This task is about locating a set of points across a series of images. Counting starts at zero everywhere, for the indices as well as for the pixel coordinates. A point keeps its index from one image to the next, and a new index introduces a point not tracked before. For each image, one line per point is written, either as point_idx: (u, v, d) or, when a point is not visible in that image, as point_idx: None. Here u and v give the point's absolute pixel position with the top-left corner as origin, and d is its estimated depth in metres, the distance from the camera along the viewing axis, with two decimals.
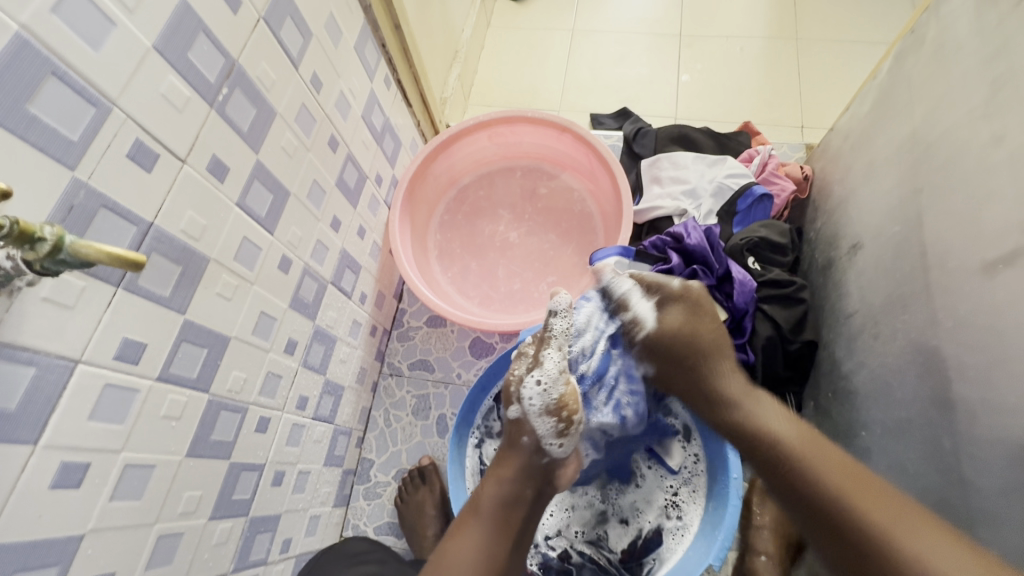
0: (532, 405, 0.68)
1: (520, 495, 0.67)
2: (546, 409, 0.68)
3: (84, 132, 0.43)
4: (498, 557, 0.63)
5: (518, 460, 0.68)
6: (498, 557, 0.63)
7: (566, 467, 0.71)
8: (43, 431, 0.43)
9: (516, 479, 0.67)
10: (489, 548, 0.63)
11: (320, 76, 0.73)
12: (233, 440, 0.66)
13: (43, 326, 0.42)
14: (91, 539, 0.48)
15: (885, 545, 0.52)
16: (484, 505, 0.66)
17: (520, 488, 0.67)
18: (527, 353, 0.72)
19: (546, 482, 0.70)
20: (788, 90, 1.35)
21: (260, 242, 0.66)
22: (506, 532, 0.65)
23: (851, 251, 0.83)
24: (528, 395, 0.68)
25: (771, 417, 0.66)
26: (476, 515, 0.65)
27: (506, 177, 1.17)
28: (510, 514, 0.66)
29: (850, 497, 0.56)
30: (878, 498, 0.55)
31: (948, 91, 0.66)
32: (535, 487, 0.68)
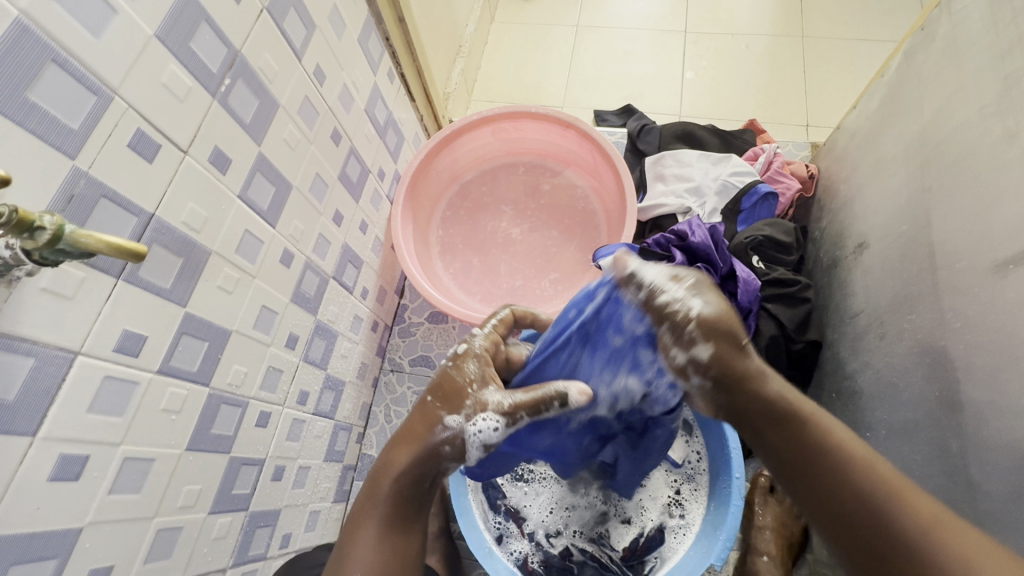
0: (474, 441, 0.59)
1: (419, 488, 0.59)
2: (484, 447, 0.60)
3: (84, 120, 0.42)
4: (400, 551, 0.56)
5: (413, 448, 0.59)
6: (401, 550, 0.57)
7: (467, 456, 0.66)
8: (41, 423, 0.42)
9: (418, 470, 0.59)
10: (388, 545, 0.56)
11: (323, 68, 0.73)
12: (234, 433, 0.65)
13: (42, 316, 0.41)
14: (89, 532, 0.48)
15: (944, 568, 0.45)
16: (381, 492, 0.58)
17: (421, 480, 0.59)
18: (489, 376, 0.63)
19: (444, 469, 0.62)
20: (794, 88, 1.35)
21: (262, 235, 0.65)
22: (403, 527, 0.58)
23: (857, 250, 0.83)
24: (478, 429, 0.59)
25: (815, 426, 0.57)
26: (373, 503, 0.57)
27: (509, 173, 1.17)
28: (408, 503, 0.58)
29: (898, 500, 0.50)
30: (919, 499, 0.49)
31: (958, 89, 0.66)
32: (432, 477, 0.61)
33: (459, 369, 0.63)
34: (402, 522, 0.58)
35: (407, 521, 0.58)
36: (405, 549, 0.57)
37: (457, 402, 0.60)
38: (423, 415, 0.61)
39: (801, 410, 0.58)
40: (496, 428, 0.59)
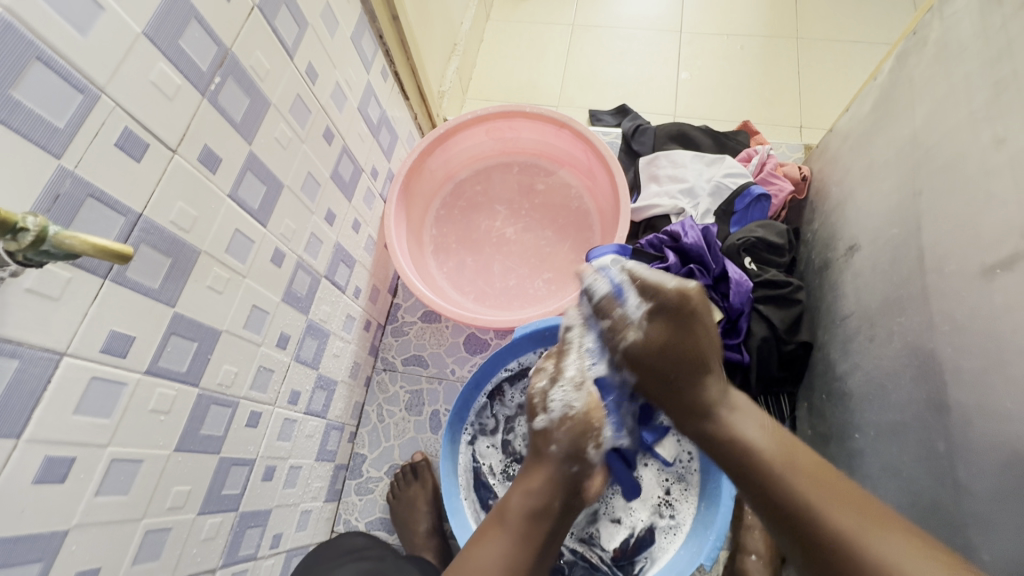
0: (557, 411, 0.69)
1: (548, 507, 0.65)
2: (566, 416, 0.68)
3: (71, 119, 0.42)
4: (519, 569, 0.61)
5: (545, 469, 0.67)
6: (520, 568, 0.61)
7: (590, 479, 0.70)
8: (26, 425, 0.42)
9: (546, 488, 0.66)
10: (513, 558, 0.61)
11: (316, 66, 0.72)
12: (223, 434, 0.65)
13: (27, 317, 0.41)
14: (76, 534, 0.47)
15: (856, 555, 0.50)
16: (510, 513, 0.64)
17: (550, 498, 0.65)
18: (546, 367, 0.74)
19: (573, 496, 0.67)
20: (788, 89, 1.35)
21: (253, 234, 0.65)
22: (530, 545, 0.63)
23: (848, 253, 0.83)
24: (553, 401, 0.69)
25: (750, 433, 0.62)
26: (501, 524, 0.64)
27: (504, 173, 1.17)
28: (536, 526, 0.64)
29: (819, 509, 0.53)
30: (847, 504, 0.53)
31: (949, 94, 0.66)
32: (563, 499, 0.66)
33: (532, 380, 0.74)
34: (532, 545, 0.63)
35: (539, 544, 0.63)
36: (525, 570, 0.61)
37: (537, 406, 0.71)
38: (535, 437, 0.69)
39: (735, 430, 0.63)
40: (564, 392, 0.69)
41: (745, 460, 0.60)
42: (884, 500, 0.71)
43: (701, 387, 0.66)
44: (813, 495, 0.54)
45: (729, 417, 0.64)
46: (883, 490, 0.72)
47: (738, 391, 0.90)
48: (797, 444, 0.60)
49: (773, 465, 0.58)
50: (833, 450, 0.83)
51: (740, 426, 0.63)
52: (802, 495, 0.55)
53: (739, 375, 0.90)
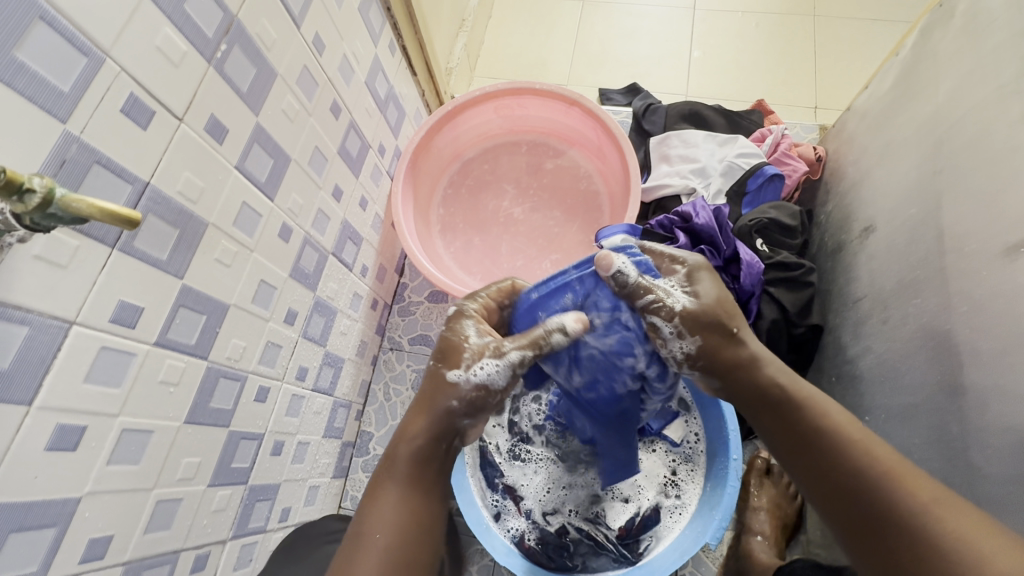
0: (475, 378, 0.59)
1: (436, 454, 0.58)
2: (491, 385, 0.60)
3: (76, 83, 0.41)
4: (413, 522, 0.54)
5: (429, 416, 0.59)
6: (420, 518, 0.54)
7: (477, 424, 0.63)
8: (38, 392, 0.42)
9: (431, 435, 0.58)
10: (408, 510, 0.54)
11: (323, 37, 0.71)
12: (233, 408, 0.65)
13: (35, 284, 0.40)
14: (88, 502, 0.48)
15: (923, 529, 0.47)
16: (398, 462, 0.56)
17: (436, 444, 0.58)
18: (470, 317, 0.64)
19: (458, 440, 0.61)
20: (803, 69, 1.32)
21: (260, 208, 0.64)
22: (421, 495, 0.56)
23: (863, 234, 0.82)
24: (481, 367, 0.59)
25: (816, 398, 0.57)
26: (389, 473, 0.56)
27: (512, 151, 1.15)
28: (426, 471, 0.57)
29: (887, 477, 0.50)
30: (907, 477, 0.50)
31: (976, 68, 0.64)
32: (449, 443, 0.59)
33: (454, 330, 0.63)
34: (424, 491, 0.56)
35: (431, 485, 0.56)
36: (425, 519, 0.55)
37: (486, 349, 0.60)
38: (435, 383, 0.60)
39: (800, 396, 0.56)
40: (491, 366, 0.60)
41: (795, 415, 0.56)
42: None
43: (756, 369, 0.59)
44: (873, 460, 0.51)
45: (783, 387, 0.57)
46: None
47: None
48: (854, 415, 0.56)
49: (839, 442, 0.53)
50: None
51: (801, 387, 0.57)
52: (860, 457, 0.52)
53: None
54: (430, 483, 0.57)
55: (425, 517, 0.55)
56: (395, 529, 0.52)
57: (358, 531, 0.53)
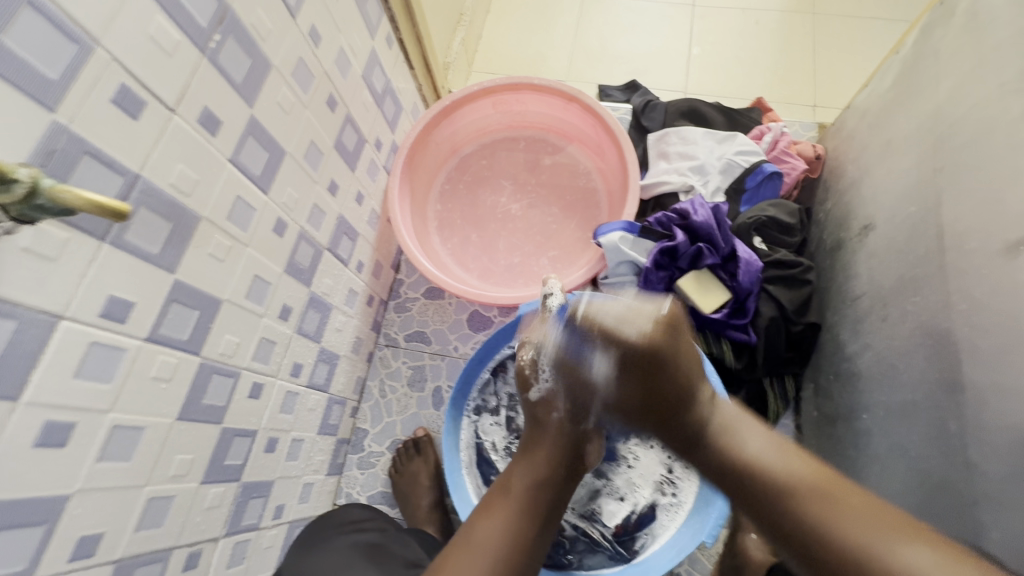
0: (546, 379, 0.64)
1: (554, 478, 0.63)
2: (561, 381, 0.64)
3: (64, 71, 0.40)
4: (525, 541, 0.59)
5: (547, 439, 0.64)
6: (523, 542, 0.59)
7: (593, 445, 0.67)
8: (24, 387, 0.41)
9: (549, 460, 0.63)
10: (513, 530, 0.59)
11: (319, 29, 0.70)
12: (226, 404, 0.64)
13: (23, 277, 0.39)
14: (78, 500, 0.47)
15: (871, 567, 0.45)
16: (514, 486, 0.62)
17: (554, 468, 0.63)
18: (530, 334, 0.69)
19: (578, 460, 0.65)
20: (802, 67, 1.31)
21: (254, 202, 0.63)
22: (532, 518, 0.60)
23: (862, 232, 0.81)
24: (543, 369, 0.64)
25: (748, 437, 0.56)
26: (505, 497, 0.61)
27: (510, 148, 1.14)
28: (540, 495, 0.61)
29: (829, 505, 0.49)
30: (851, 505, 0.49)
31: (978, 66, 0.63)
32: (567, 468, 0.64)
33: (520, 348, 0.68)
34: (534, 520, 0.60)
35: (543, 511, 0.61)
36: (527, 543, 0.59)
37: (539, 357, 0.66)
38: (532, 408, 0.67)
39: (730, 429, 0.57)
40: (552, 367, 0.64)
41: (728, 448, 0.56)
42: (890, 481, 0.71)
43: (690, 404, 0.58)
44: (809, 488, 0.51)
45: (725, 430, 0.57)
46: (890, 470, 0.71)
47: (744, 372, 0.89)
48: (789, 443, 0.56)
49: (781, 484, 0.51)
50: (839, 431, 0.82)
51: (734, 418, 0.58)
52: (793, 485, 0.51)
53: (746, 355, 0.89)
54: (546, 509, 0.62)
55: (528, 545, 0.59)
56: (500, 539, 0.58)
57: (467, 533, 0.59)
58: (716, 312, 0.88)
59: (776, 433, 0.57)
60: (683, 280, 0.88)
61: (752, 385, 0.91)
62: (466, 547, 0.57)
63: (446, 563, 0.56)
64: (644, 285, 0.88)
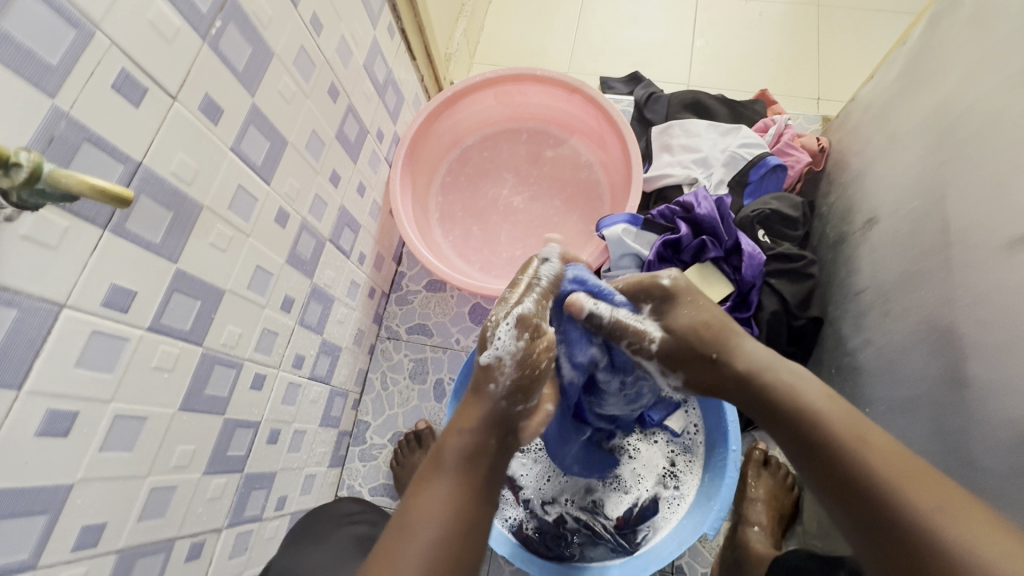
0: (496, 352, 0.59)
1: (484, 446, 0.57)
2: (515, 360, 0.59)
3: (64, 56, 0.39)
4: (465, 514, 0.53)
5: (483, 406, 0.58)
6: (466, 517, 0.53)
7: (530, 419, 0.62)
8: (26, 376, 0.40)
9: (480, 427, 0.57)
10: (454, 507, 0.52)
11: (320, 18, 0.69)
12: (228, 395, 0.64)
13: (24, 266, 0.39)
14: (80, 489, 0.46)
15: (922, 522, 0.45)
16: (446, 456, 0.56)
17: (485, 436, 0.57)
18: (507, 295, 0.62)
19: (511, 434, 0.60)
20: (806, 59, 1.30)
21: (256, 192, 0.62)
22: (472, 490, 0.54)
23: (866, 225, 0.81)
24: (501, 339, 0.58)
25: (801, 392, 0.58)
26: (438, 469, 0.55)
27: (512, 140, 1.14)
28: (475, 466, 0.55)
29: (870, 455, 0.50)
30: (920, 478, 0.48)
31: (987, 57, 0.62)
32: (500, 437, 0.59)
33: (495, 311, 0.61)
34: (473, 492, 0.54)
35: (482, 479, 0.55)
36: (471, 520, 0.53)
37: (527, 327, 0.59)
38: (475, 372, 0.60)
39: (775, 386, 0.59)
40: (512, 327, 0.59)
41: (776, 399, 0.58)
42: None
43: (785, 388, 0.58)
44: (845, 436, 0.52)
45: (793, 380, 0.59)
46: None
47: None
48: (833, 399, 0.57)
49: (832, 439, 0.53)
50: None
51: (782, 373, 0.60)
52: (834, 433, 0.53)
53: None
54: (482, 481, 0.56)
55: (475, 520, 0.53)
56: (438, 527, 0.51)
57: (405, 515, 0.52)
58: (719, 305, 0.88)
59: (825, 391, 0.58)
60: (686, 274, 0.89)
61: None
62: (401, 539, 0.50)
63: (381, 556, 0.49)
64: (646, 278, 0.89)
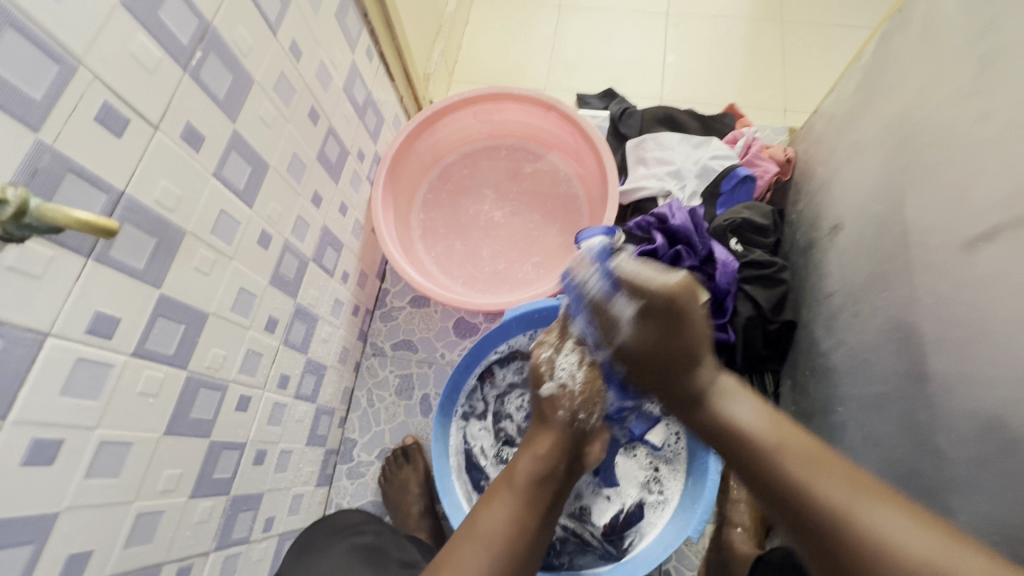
0: (561, 377, 0.72)
1: (553, 471, 0.66)
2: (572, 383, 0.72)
3: (47, 90, 0.40)
4: (527, 532, 0.60)
5: (551, 434, 0.69)
6: (528, 532, 0.61)
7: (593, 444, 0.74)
8: (12, 406, 0.41)
9: (549, 452, 0.67)
10: (519, 522, 0.60)
11: (300, 44, 0.71)
12: (213, 418, 0.64)
13: (9, 296, 0.39)
14: (66, 517, 0.46)
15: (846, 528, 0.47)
16: (517, 477, 0.64)
17: (553, 462, 0.67)
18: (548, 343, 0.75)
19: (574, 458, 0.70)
20: (772, 73, 1.36)
21: (239, 215, 0.63)
22: (536, 508, 0.63)
23: (831, 232, 0.84)
24: (562, 367, 0.73)
25: (739, 409, 0.59)
26: (507, 487, 0.64)
27: (492, 157, 1.16)
28: (541, 489, 0.65)
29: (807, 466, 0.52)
30: (836, 480, 0.50)
31: (930, 72, 0.67)
32: (565, 462, 0.69)
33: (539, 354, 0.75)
34: (533, 510, 0.63)
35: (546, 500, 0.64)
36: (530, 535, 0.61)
37: (541, 375, 0.73)
38: (539, 404, 0.72)
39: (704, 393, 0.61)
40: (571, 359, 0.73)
41: (723, 414, 0.59)
42: None
43: (691, 376, 0.61)
44: (791, 450, 0.54)
45: (725, 411, 0.59)
46: (862, 460, 0.72)
47: (724, 370, 0.92)
48: (780, 414, 0.59)
49: (769, 447, 0.55)
50: (817, 423, 0.84)
51: (730, 388, 0.61)
52: (776, 444, 0.55)
53: (725, 354, 0.92)
54: (545, 500, 0.65)
55: (533, 535, 0.61)
56: (505, 536, 0.59)
57: (473, 522, 0.61)
58: None
59: (771, 406, 0.60)
60: None
61: None
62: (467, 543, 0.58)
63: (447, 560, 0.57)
64: None
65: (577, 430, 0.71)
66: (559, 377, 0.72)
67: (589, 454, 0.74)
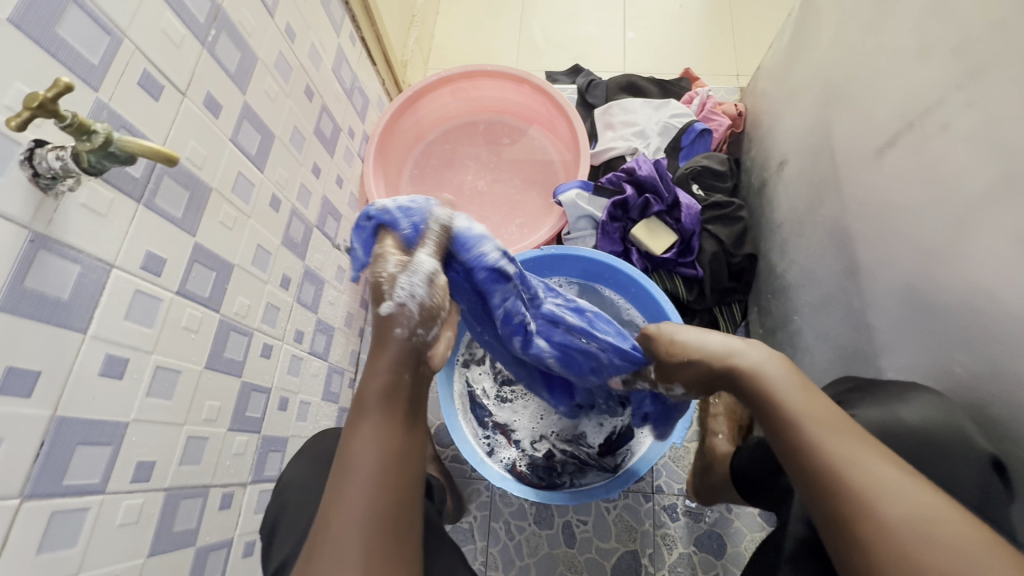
0: (397, 293, 0.48)
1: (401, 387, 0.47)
2: (420, 307, 0.48)
3: (103, 57, 0.48)
4: (399, 466, 0.45)
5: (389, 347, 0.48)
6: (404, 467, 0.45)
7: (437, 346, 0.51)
8: (90, 322, 0.49)
9: (394, 371, 0.47)
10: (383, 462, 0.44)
11: (293, 26, 0.79)
12: (243, 360, 0.72)
13: (83, 229, 0.47)
14: (134, 428, 0.54)
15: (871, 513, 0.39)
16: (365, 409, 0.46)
17: (399, 379, 0.47)
18: (382, 257, 0.51)
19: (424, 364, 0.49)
20: (723, 40, 1.47)
21: (252, 177, 0.71)
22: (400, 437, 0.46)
23: (779, 167, 0.95)
24: (399, 286, 0.48)
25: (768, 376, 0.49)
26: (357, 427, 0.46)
27: (471, 132, 1.25)
28: (397, 407, 0.47)
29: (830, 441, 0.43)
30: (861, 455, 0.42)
31: (841, 17, 0.77)
32: (414, 371, 0.48)
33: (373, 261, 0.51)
34: (400, 434, 0.46)
35: (407, 419, 0.47)
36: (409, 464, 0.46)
37: (376, 291, 0.49)
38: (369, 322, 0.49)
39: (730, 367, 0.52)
40: (414, 281, 0.49)
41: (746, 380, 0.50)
42: (817, 368, 0.83)
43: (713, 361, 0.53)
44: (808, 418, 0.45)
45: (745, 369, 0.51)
46: (815, 358, 0.83)
47: (695, 303, 1.02)
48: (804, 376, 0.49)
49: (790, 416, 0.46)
50: (780, 338, 0.94)
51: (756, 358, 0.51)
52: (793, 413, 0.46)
53: (696, 288, 1.02)
54: (410, 422, 0.48)
55: (408, 461, 0.46)
56: (377, 492, 0.43)
57: (338, 474, 0.44)
58: (667, 252, 1.01)
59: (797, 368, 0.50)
60: (635, 229, 1.02)
61: (704, 315, 1.04)
62: (337, 522, 0.42)
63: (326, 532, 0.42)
64: (602, 236, 1.03)
65: (420, 343, 0.49)
66: (398, 295, 0.48)
67: (434, 354, 0.50)
